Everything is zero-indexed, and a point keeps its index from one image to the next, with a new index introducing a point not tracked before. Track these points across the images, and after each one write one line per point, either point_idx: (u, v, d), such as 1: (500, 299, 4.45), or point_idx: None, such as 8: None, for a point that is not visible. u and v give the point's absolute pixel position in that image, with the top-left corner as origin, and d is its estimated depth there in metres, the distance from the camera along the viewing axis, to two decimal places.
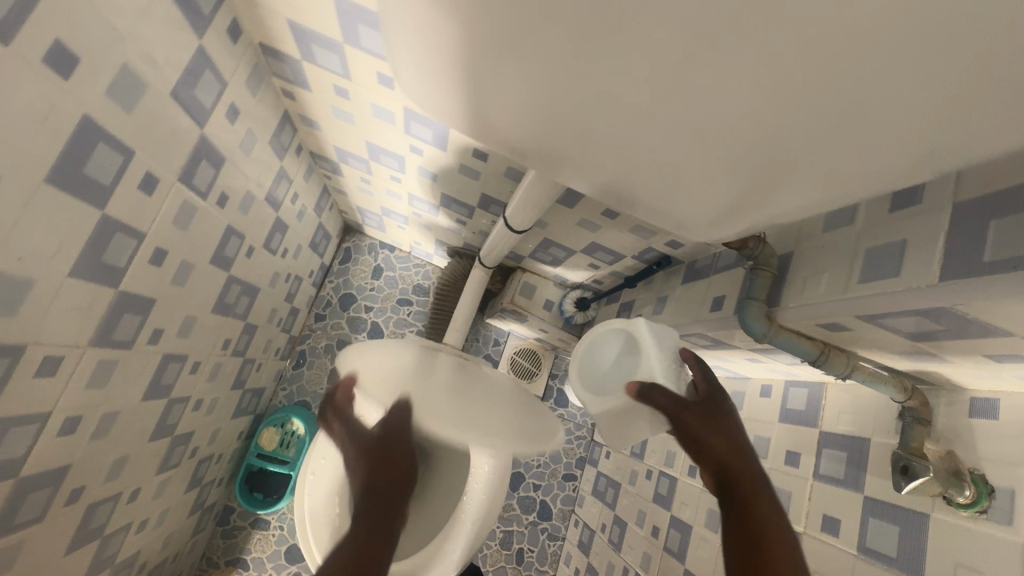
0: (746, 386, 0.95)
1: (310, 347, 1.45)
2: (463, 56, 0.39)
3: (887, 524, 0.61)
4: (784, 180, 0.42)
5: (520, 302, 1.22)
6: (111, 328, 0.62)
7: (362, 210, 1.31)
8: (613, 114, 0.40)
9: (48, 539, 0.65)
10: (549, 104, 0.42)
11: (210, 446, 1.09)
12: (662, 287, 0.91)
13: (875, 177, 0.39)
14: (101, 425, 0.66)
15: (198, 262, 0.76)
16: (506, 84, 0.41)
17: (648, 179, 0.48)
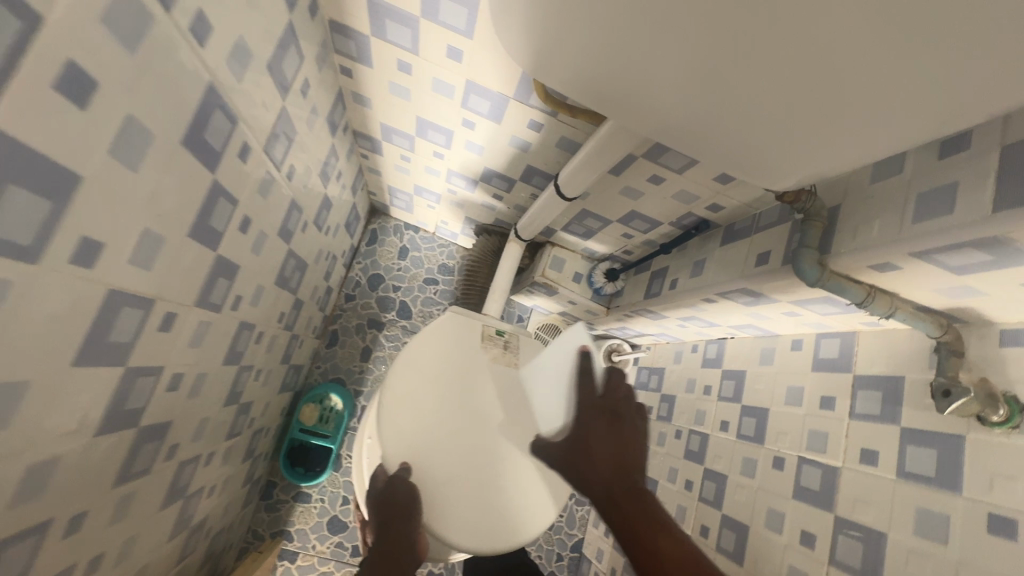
0: (777, 342, 1.02)
1: (342, 326, 1.49)
2: (577, 13, 0.44)
3: (925, 448, 0.68)
4: None
5: (551, 275, 1.27)
6: (209, 291, 0.66)
7: (393, 190, 1.35)
8: (709, 72, 0.45)
9: (151, 491, 0.69)
10: (649, 62, 0.47)
11: (262, 419, 1.13)
12: (698, 252, 0.97)
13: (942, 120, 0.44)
14: (194, 384, 0.70)
15: (269, 233, 0.80)
16: (612, 44, 0.46)
17: (725, 134, 0.53)
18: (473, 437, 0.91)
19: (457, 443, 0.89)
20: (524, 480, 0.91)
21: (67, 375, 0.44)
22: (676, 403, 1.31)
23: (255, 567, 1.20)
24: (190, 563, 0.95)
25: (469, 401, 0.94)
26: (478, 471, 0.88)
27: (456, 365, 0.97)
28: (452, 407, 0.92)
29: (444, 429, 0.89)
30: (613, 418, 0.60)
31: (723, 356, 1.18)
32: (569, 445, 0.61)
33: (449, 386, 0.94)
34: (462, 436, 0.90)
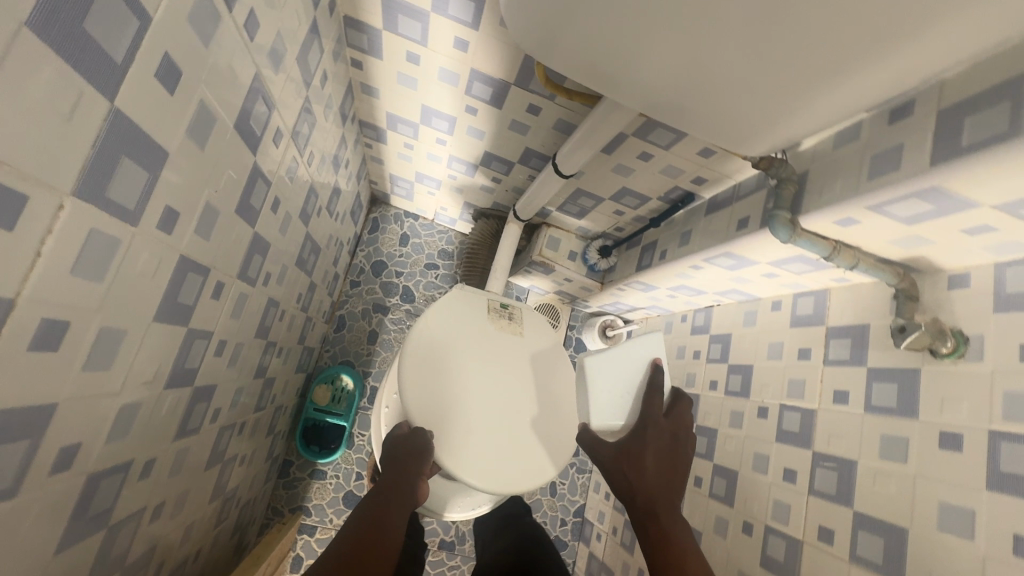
0: (758, 304, 1.11)
1: (348, 312, 1.55)
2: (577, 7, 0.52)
3: (888, 383, 0.78)
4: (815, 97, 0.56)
5: (548, 254, 1.35)
6: (247, 266, 0.72)
7: (394, 178, 1.41)
8: (691, 54, 0.54)
9: (199, 452, 0.76)
10: (645, 47, 0.55)
11: (281, 396, 1.20)
12: (685, 223, 1.06)
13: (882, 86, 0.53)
14: (234, 352, 0.77)
15: (293, 214, 0.87)
16: (612, 34, 0.54)
17: (708, 106, 0.61)
18: (482, 398, 0.98)
19: (470, 409, 0.96)
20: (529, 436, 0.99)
21: (150, 328, 0.51)
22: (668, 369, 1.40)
23: (278, 539, 1.27)
24: (223, 529, 1.02)
25: (477, 365, 1.01)
26: (487, 428, 0.96)
27: (465, 334, 1.04)
28: (463, 372, 0.99)
29: (457, 391, 0.97)
30: (671, 436, 0.72)
31: (710, 323, 1.27)
32: (626, 450, 0.70)
33: (460, 354, 1.01)
34: (472, 396, 0.98)
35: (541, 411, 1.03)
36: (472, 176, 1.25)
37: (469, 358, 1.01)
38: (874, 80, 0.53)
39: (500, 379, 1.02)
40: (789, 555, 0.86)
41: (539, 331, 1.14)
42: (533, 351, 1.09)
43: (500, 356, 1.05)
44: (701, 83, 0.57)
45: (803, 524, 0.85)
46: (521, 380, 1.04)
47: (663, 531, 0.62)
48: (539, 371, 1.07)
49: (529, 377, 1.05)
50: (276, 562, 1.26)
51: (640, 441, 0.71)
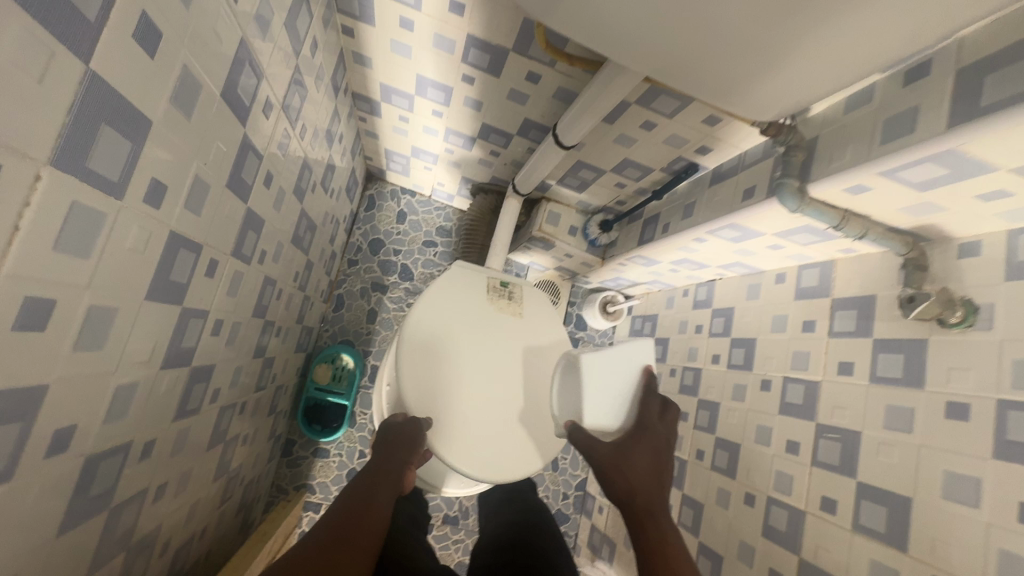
0: (762, 277, 1.10)
1: (346, 291, 1.54)
2: None
3: (895, 354, 0.77)
4: (829, 49, 0.54)
5: (548, 229, 1.33)
6: (241, 243, 0.71)
7: (390, 153, 1.38)
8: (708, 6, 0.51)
9: (200, 433, 0.75)
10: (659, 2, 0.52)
11: (282, 376, 1.19)
12: (688, 195, 1.03)
13: (898, 39, 0.51)
14: (231, 332, 0.76)
15: (287, 190, 0.85)
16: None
17: (724, 62, 0.59)
18: (478, 387, 0.99)
19: (467, 398, 0.98)
20: (524, 425, 1.00)
21: (143, 307, 0.49)
22: (670, 344, 1.40)
23: (284, 516, 1.28)
24: (228, 508, 1.02)
25: (474, 353, 1.02)
26: (481, 413, 0.98)
27: (462, 322, 1.05)
28: (460, 359, 1.00)
29: (453, 379, 0.98)
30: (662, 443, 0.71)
31: (712, 297, 1.26)
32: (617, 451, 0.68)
33: (457, 342, 1.02)
34: (468, 385, 0.99)
35: (537, 400, 1.04)
36: (469, 150, 1.22)
37: (461, 347, 1.02)
38: (894, 34, 0.51)
39: (497, 368, 1.03)
40: (791, 525, 0.87)
41: (541, 313, 1.15)
42: (531, 338, 1.10)
43: (494, 342, 1.05)
44: (720, 37, 0.55)
45: (805, 494, 0.86)
46: (518, 369, 1.05)
47: (662, 532, 0.59)
48: (534, 353, 1.08)
49: (527, 366, 1.06)
50: (282, 539, 1.27)
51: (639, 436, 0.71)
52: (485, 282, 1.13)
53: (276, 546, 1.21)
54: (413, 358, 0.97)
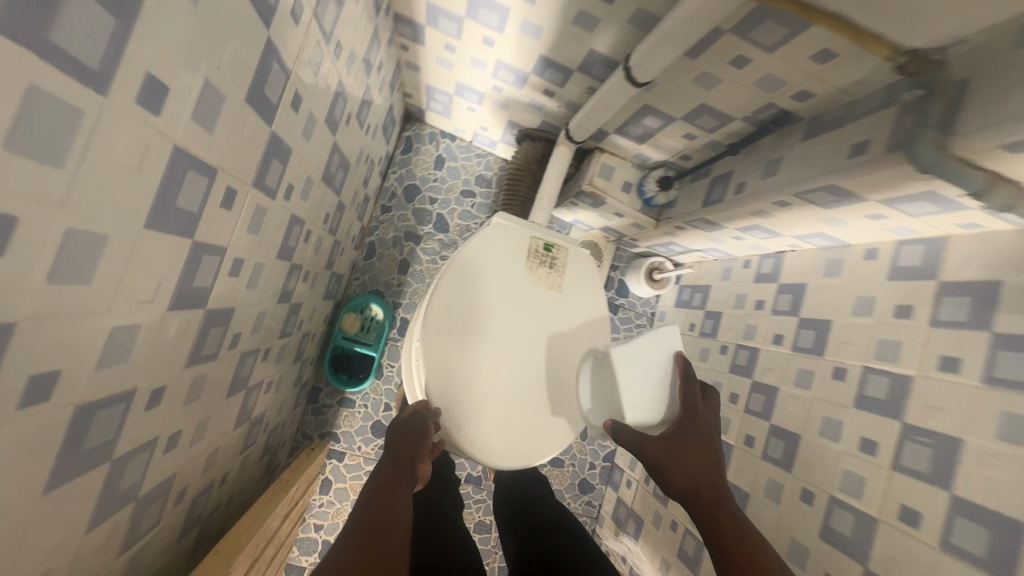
0: (846, 252, 0.96)
1: (379, 239, 1.46)
2: None
3: (1021, 353, 0.64)
4: None
5: (599, 183, 1.20)
6: (265, 173, 0.62)
7: (432, 90, 1.26)
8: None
9: (217, 381, 0.69)
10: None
11: (309, 323, 1.14)
12: (772, 150, 0.89)
13: None
14: (253, 274, 0.68)
15: (319, 118, 0.74)
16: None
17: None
18: (493, 366, 0.98)
19: (485, 371, 0.97)
20: (530, 412, 0.99)
21: (142, 237, 0.41)
22: (722, 319, 1.28)
23: (307, 464, 1.26)
24: (251, 454, 0.99)
25: (496, 330, 1.00)
26: (497, 389, 0.98)
27: (491, 296, 1.01)
28: (482, 333, 0.98)
29: (470, 352, 0.97)
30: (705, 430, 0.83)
31: (779, 271, 1.13)
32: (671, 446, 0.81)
33: (481, 315, 0.99)
34: (484, 362, 0.98)
35: (550, 391, 1.01)
36: (520, 89, 1.09)
37: (486, 320, 0.99)
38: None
39: (516, 350, 1.00)
40: (857, 532, 0.77)
41: (583, 285, 1.09)
42: (558, 323, 1.04)
43: (522, 318, 1.02)
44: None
45: (878, 500, 0.76)
46: (541, 352, 1.02)
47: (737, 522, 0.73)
48: (561, 334, 1.04)
49: (553, 349, 1.03)
50: (304, 487, 1.26)
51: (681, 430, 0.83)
52: (528, 242, 1.07)
53: (297, 495, 1.19)
54: (435, 326, 0.96)
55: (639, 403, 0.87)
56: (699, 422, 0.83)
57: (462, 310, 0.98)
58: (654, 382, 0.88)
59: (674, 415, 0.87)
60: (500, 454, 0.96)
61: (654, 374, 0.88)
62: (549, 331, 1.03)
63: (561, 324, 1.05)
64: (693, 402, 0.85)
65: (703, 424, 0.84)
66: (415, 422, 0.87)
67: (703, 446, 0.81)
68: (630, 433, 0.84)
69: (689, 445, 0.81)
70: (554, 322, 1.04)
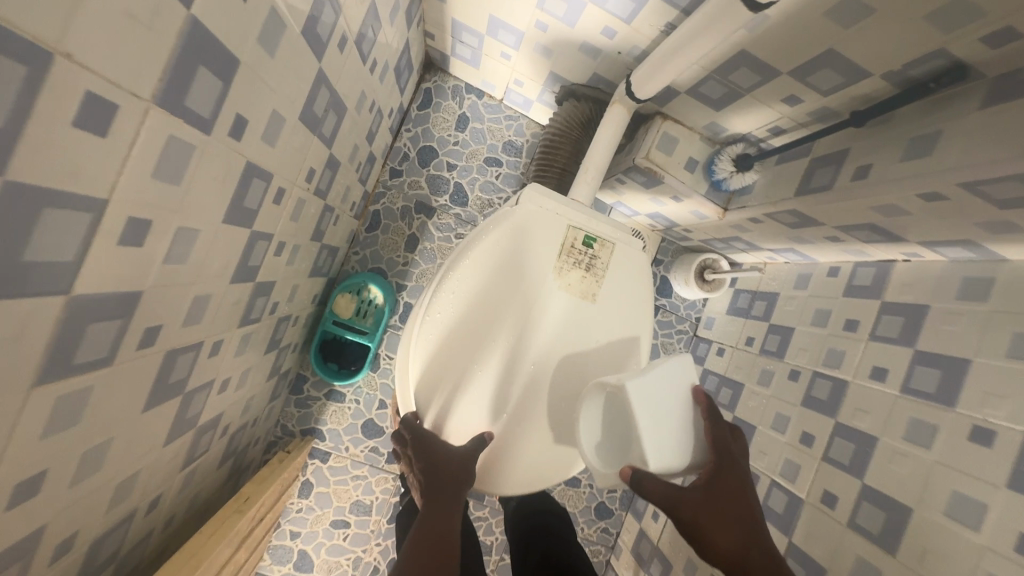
0: (998, 271, 0.71)
1: (384, 208, 1.23)
2: None
3: None
4: None
5: (657, 158, 0.96)
6: (183, 89, 0.39)
7: (459, 27, 1.02)
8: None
9: (121, 393, 0.48)
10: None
11: (289, 305, 0.93)
12: (923, 122, 0.64)
13: None
14: (177, 245, 0.47)
15: (292, 25, 0.51)
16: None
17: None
18: (495, 387, 0.82)
19: (487, 391, 0.81)
20: (531, 445, 0.84)
21: None
22: (795, 337, 1.05)
23: (279, 474, 1.04)
24: (204, 464, 0.80)
25: (507, 344, 0.81)
26: (500, 413, 0.82)
27: (506, 303, 0.81)
28: (489, 347, 0.81)
29: (471, 369, 0.81)
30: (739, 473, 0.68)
31: (884, 285, 0.88)
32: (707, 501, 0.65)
33: (491, 326, 0.81)
34: (484, 380, 0.81)
35: (561, 422, 0.84)
36: (572, 25, 0.85)
37: (495, 332, 0.81)
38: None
39: (528, 372, 0.82)
40: None
41: (625, 293, 0.86)
42: (585, 343, 0.84)
43: (541, 332, 0.82)
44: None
45: None
46: (561, 373, 0.84)
47: None
48: (590, 353, 0.85)
49: (578, 370, 0.84)
50: (273, 499, 1.04)
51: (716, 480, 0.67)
52: (563, 234, 0.83)
53: (262, 512, 0.96)
54: (433, 334, 0.80)
55: (663, 444, 0.69)
56: (730, 471, 0.67)
57: (468, 317, 0.80)
58: (678, 420, 0.71)
59: (698, 457, 0.71)
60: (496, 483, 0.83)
61: (675, 410, 0.71)
62: (576, 349, 0.84)
63: (592, 339, 0.85)
64: (727, 440, 0.70)
65: (738, 477, 0.67)
66: (452, 461, 0.75)
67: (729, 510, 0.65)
68: (664, 486, 0.66)
69: (731, 511, 0.65)
70: (583, 339, 0.84)
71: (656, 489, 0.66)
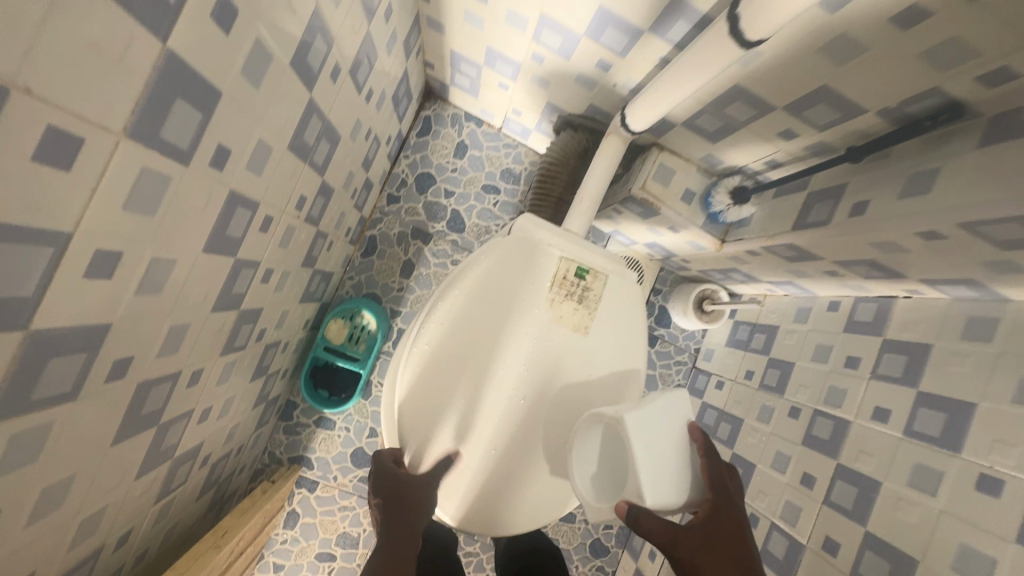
0: (1002, 310, 0.68)
1: (381, 234, 1.23)
2: None
3: None
4: None
5: (653, 189, 0.96)
6: (158, 121, 0.39)
7: (457, 58, 1.03)
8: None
9: (86, 428, 0.47)
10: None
11: (278, 332, 0.92)
12: (919, 160, 0.63)
13: None
14: (152, 275, 0.46)
15: (278, 56, 0.51)
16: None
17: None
18: (482, 423, 0.79)
19: (474, 424, 0.80)
20: (517, 482, 0.81)
21: None
22: (795, 373, 1.02)
23: (260, 505, 1.00)
24: (181, 496, 0.77)
25: (495, 379, 0.79)
26: (486, 447, 0.80)
27: (496, 337, 0.79)
28: (477, 382, 0.79)
29: (457, 402, 0.79)
30: (735, 512, 0.66)
31: (885, 322, 0.86)
32: (704, 540, 0.62)
33: (479, 358, 0.79)
34: (470, 415, 0.79)
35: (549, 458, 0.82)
36: (567, 58, 0.85)
37: (484, 365, 0.79)
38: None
39: (517, 407, 0.80)
40: None
41: (618, 327, 0.84)
42: (576, 377, 0.82)
43: (530, 364, 0.80)
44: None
45: None
46: (550, 407, 0.82)
47: None
48: (580, 388, 0.82)
49: (568, 404, 0.82)
50: (255, 533, 1.00)
51: (713, 518, 0.64)
52: (555, 266, 0.82)
53: (241, 546, 0.92)
54: (420, 364, 0.78)
55: (662, 479, 0.66)
56: (730, 511, 0.65)
57: (457, 348, 0.79)
58: (675, 457, 0.68)
59: (696, 494, 0.68)
60: (478, 520, 0.81)
61: (671, 442, 0.69)
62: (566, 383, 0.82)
63: (582, 374, 0.82)
64: (724, 477, 0.68)
65: (735, 517, 0.65)
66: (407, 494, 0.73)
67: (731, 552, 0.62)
68: (660, 522, 0.62)
69: (729, 552, 0.62)
70: (573, 374, 0.82)
71: (654, 524, 0.62)
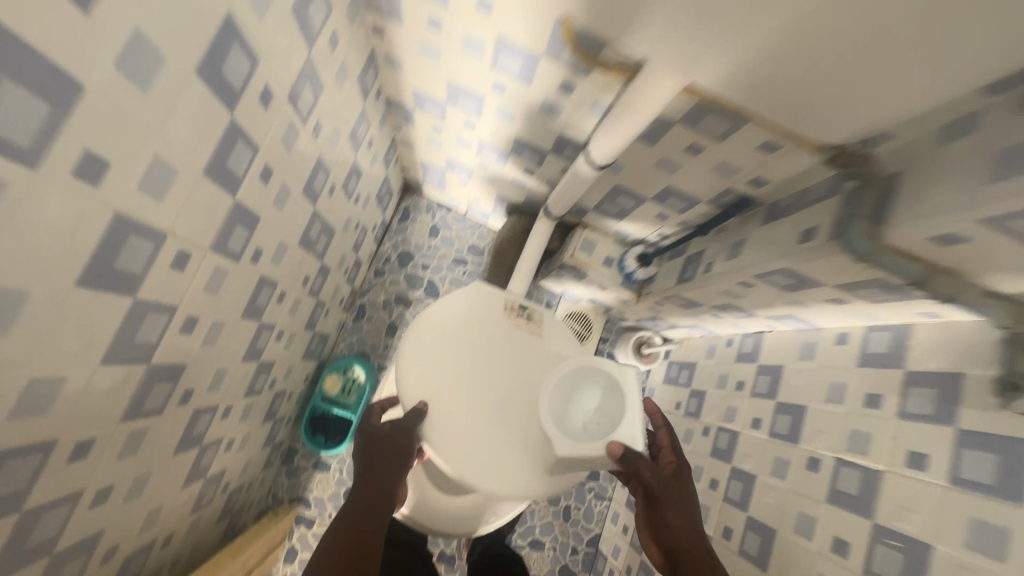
0: (819, 335, 0.94)
1: (369, 302, 1.49)
2: None
3: (984, 454, 0.61)
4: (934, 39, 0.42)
5: (580, 258, 1.23)
6: (226, 238, 0.65)
7: (426, 165, 1.34)
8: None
9: (162, 437, 0.70)
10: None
11: (285, 382, 1.15)
12: (737, 233, 0.91)
13: None
14: (211, 332, 0.71)
15: (294, 188, 0.80)
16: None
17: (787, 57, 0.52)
18: (476, 414, 0.88)
19: (456, 415, 0.88)
20: (501, 468, 0.86)
21: (71, 293, 0.44)
22: (706, 399, 1.24)
23: (265, 531, 1.18)
24: (207, 515, 0.97)
25: (471, 375, 0.92)
26: (470, 435, 0.87)
27: (467, 342, 0.96)
28: (455, 377, 0.92)
29: (441, 395, 0.90)
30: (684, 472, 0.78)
31: (759, 351, 1.10)
32: (673, 487, 0.73)
33: (456, 359, 0.94)
34: (466, 414, 0.89)
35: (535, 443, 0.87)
36: (502, 167, 1.16)
37: (459, 361, 0.93)
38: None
39: (491, 398, 0.90)
40: None
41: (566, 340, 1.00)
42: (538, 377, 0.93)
43: (496, 363, 0.94)
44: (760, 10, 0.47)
45: None
46: (522, 402, 0.91)
47: None
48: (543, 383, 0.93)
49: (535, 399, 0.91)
50: (260, 557, 1.16)
51: (676, 474, 0.76)
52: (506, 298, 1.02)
53: (250, 564, 1.09)
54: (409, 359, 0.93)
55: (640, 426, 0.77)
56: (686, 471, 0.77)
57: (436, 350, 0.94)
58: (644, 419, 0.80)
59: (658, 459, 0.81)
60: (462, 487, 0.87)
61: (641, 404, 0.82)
62: (530, 379, 0.93)
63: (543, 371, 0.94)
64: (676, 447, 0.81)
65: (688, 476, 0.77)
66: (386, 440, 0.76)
67: (684, 504, 0.71)
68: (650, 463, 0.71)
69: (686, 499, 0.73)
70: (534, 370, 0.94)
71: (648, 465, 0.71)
